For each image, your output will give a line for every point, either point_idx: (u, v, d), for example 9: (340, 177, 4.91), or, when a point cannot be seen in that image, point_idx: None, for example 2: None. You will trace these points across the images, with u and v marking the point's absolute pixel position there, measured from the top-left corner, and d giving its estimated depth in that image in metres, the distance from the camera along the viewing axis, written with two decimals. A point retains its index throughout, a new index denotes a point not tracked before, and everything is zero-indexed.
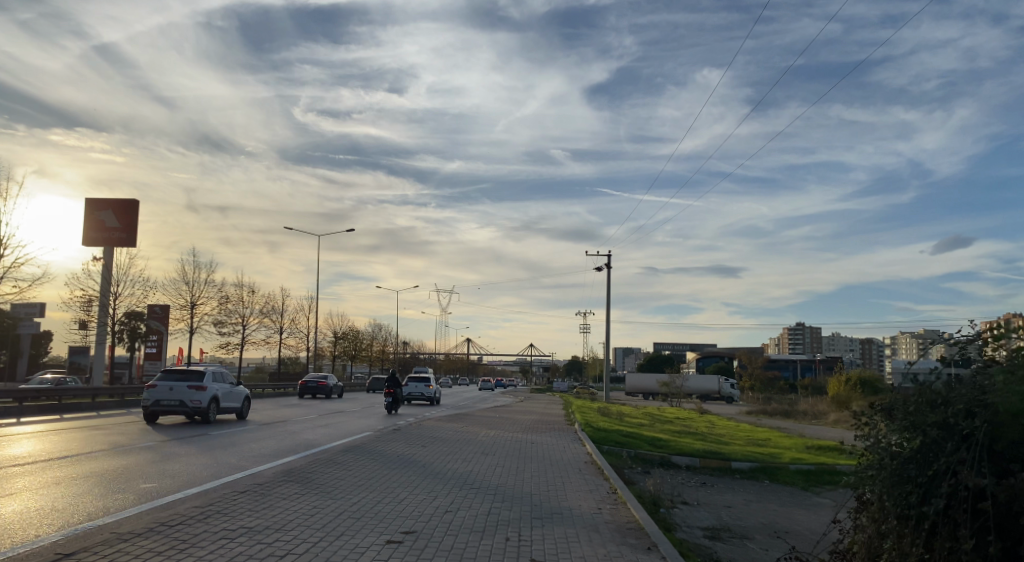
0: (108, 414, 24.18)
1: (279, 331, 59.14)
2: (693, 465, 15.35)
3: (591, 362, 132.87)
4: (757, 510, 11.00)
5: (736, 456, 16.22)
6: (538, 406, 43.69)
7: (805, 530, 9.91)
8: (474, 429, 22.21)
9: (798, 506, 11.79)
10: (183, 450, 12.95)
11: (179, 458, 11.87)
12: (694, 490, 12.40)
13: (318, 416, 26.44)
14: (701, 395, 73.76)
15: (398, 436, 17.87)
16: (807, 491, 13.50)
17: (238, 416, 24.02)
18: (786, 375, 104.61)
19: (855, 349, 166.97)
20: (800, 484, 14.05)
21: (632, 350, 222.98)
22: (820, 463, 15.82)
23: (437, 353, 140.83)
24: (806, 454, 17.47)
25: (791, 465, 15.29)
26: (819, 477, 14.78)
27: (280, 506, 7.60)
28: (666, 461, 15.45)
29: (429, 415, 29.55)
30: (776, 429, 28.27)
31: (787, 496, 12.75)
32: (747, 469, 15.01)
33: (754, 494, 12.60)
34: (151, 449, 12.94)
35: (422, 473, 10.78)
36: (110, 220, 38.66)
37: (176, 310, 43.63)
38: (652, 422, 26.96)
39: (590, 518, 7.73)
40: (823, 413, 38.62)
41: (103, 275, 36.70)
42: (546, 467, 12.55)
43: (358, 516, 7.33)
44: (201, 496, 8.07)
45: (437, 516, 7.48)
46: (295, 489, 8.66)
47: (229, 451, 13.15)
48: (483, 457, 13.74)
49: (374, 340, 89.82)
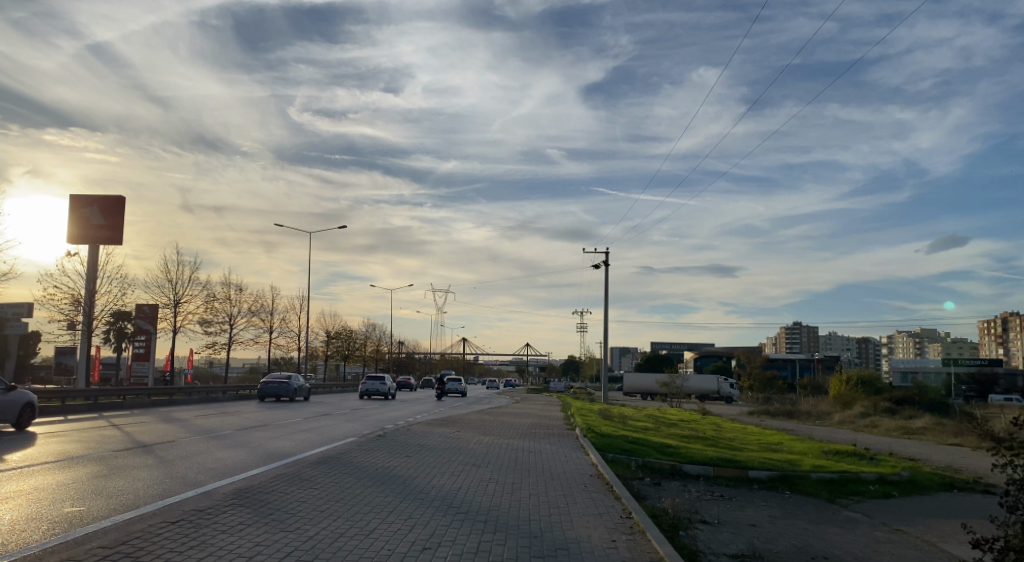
0: (83, 419, 23.89)
1: (267, 331, 58.68)
2: (706, 474, 15.12)
3: (588, 361, 132.59)
4: (785, 529, 10.82)
5: (752, 463, 15.96)
6: (534, 407, 43.42)
7: (841, 554, 9.66)
8: (465, 435, 21.86)
9: (829, 523, 11.54)
10: (138, 462, 12.64)
11: (128, 471, 11.54)
12: (712, 504, 12.17)
13: (302, 419, 26.18)
14: (699, 396, 73.40)
15: (383, 443, 17.68)
16: (831, 503, 13.29)
17: (218, 420, 23.80)
18: (785, 374, 104.51)
19: (851, 348, 167.27)
20: (826, 495, 13.89)
21: (627, 351, 222.68)
22: (844, 471, 15.63)
23: (433, 354, 140.67)
24: (828, 460, 17.26)
25: (813, 474, 15.09)
26: (844, 487, 14.62)
27: (221, 544, 7.24)
28: (676, 469, 15.24)
29: (417, 418, 29.18)
30: (782, 430, 27.75)
31: (813, 509, 12.54)
32: (766, 478, 14.83)
33: (778, 509, 12.35)
34: (103, 461, 12.62)
35: (403, 493, 10.44)
36: (96, 218, 38.23)
37: (164, 309, 43.42)
38: (658, 426, 26.47)
39: (601, 555, 7.47)
40: (827, 415, 38.39)
41: (88, 273, 36.38)
42: (546, 482, 12.29)
43: (310, 558, 7.01)
44: (125, 529, 7.69)
45: (413, 556, 7.19)
46: (246, 518, 8.30)
47: (190, 462, 12.87)
48: (473, 471, 13.43)
49: (368, 339, 89.77)
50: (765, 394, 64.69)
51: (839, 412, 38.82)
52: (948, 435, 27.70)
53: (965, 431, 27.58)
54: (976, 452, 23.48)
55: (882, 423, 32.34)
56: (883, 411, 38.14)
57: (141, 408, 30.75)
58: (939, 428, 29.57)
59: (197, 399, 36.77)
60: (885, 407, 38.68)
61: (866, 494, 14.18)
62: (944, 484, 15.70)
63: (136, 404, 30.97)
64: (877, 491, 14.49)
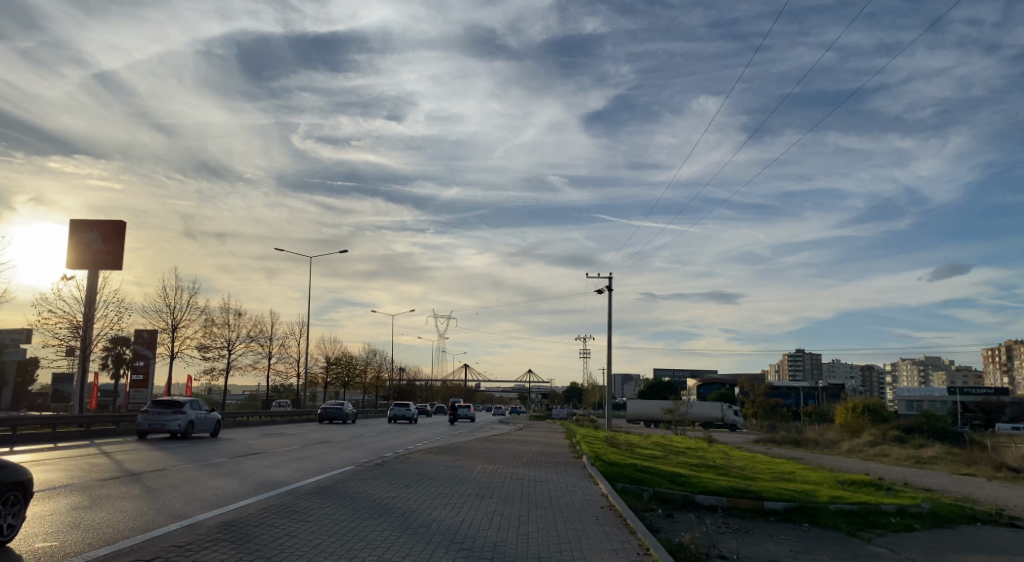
0: (74, 446, 23.62)
1: (266, 356, 58.45)
2: (721, 505, 14.85)
3: (590, 389, 131.93)
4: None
5: (768, 494, 15.66)
6: (537, 435, 43.02)
7: None
8: (468, 463, 21.57)
9: (853, 558, 11.23)
10: (122, 492, 12.44)
11: (108, 502, 11.29)
12: (732, 539, 11.87)
13: (299, 446, 25.93)
14: (704, 424, 72.77)
15: (381, 471, 17.44)
16: (853, 536, 12.99)
17: (211, 447, 23.60)
18: (789, 402, 103.69)
19: (854, 376, 166.45)
20: (847, 528, 13.59)
21: (629, 378, 221.56)
22: (863, 502, 15.34)
23: (433, 381, 140.02)
24: (845, 491, 16.96)
25: (832, 505, 14.83)
26: (866, 519, 14.34)
27: None
28: (689, 500, 14.96)
29: (417, 446, 28.85)
30: (792, 459, 27.40)
31: (836, 544, 12.23)
32: (783, 510, 14.55)
33: (799, 543, 12.06)
34: (86, 491, 12.41)
35: (402, 527, 10.15)
36: (97, 243, 38.33)
37: (163, 335, 43.29)
38: (666, 454, 26.16)
39: None
40: (835, 444, 37.99)
41: (87, 297, 36.30)
42: (555, 514, 12.04)
43: None
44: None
45: None
46: (228, 552, 8.01)
47: (178, 492, 12.66)
48: (476, 503, 13.17)
49: (368, 366, 89.41)
50: (770, 422, 64.21)
51: (848, 440, 38.43)
52: (960, 465, 27.36)
53: (978, 460, 27.24)
54: (991, 483, 23.14)
55: (893, 452, 31.97)
56: (892, 439, 37.76)
57: (136, 435, 30.48)
58: (950, 457, 29.25)
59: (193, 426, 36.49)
60: (893, 435, 38.34)
61: (889, 527, 13.89)
62: (968, 516, 15.40)
63: (130, 431, 30.70)
64: (900, 523, 14.21)
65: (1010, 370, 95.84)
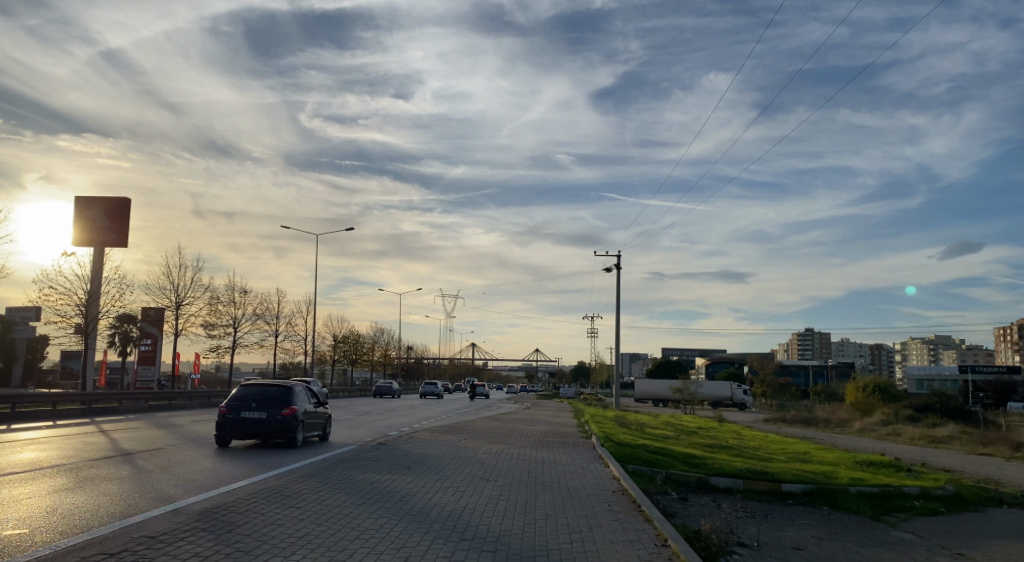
0: (76, 424, 23.81)
1: (273, 334, 58.74)
2: (736, 487, 14.76)
3: (598, 368, 132.25)
4: (831, 552, 10.35)
5: (785, 476, 15.57)
6: (543, 414, 43.08)
7: None
8: (473, 444, 21.56)
9: (875, 544, 11.12)
10: (111, 474, 12.44)
11: (94, 484, 11.28)
12: (751, 525, 11.77)
13: None
14: (713, 402, 72.82)
15: (386, 452, 17.40)
16: (875, 521, 12.86)
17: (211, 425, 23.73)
18: (798, 381, 103.71)
19: (864, 355, 166.30)
20: (869, 512, 13.48)
21: (637, 358, 221.86)
22: (884, 484, 15.23)
23: (442, 360, 140.84)
24: (863, 473, 16.82)
25: (852, 488, 14.74)
26: (887, 502, 14.25)
27: None
28: (703, 483, 14.89)
29: (423, 425, 28.86)
30: (805, 439, 27.24)
31: (855, 529, 12.08)
32: (800, 493, 14.47)
33: (820, 528, 11.93)
34: (74, 472, 12.41)
35: (399, 516, 10.02)
36: (100, 220, 38.36)
37: (170, 313, 43.54)
38: (677, 434, 26.03)
39: None
40: (846, 423, 37.85)
41: (92, 275, 36.44)
42: (565, 501, 11.95)
43: None
44: (61, 556, 7.18)
45: None
46: (206, 545, 7.81)
47: (171, 474, 12.68)
48: (481, 487, 13.10)
49: (376, 344, 89.89)
50: (779, 401, 64.17)
51: (860, 419, 38.27)
52: (975, 445, 27.18)
53: (994, 440, 27.03)
54: (1008, 463, 22.98)
55: (906, 432, 31.83)
56: (904, 419, 37.59)
57: (139, 413, 30.63)
58: (965, 437, 29.02)
59: (198, 405, 36.82)
60: (906, 415, 38.15)
61: (912, 511, 13.78)
62: (991, 499, 15.27)
63: (134, 408, 30.96)
64: (924, 506, 14.10)
65: (1021, 348, 95.76)
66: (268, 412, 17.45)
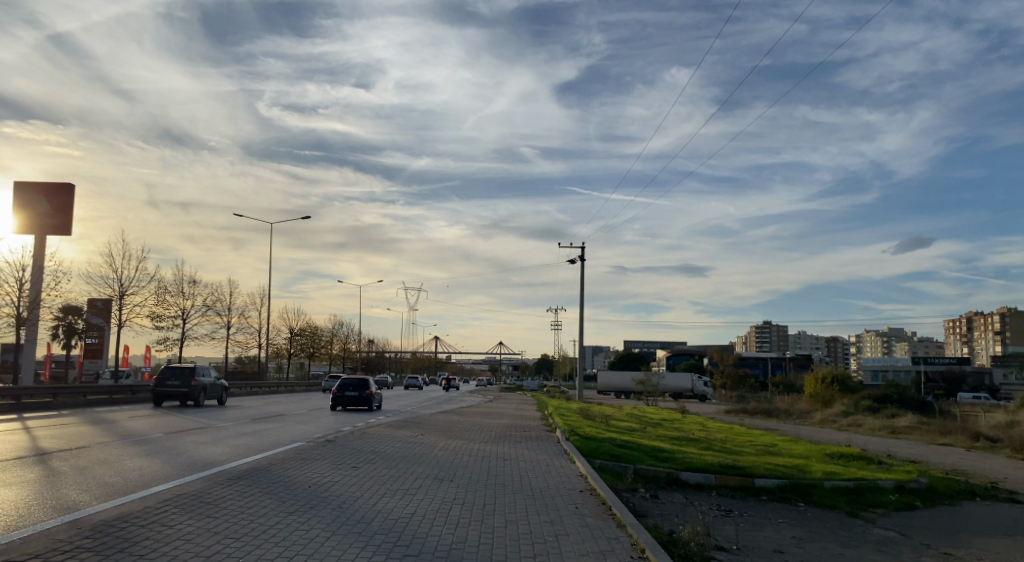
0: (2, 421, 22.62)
1: (223, 326, 57.24)
2: (708, 483, 14.83)
3: (562, 361, 132.37)
4: (813, 554, 10.33)
5: (759, 470, 15.68)
6: (505, 407, 42.88)
7: None
8: (429, 439, 21.32)
9: (856, 542, 11.20)
10: (16, 477, 11.77)
11: None
12: (730, 524, 11.82)
13: (252, 420, 25.34)
14: (674, 394, 73.67)
15: (341, 450, 17.03)
16: (855, 517, 12.99)
17: (151, 422, 22.80)
18: (757, 372, 105.55)
19: (820, 347, 170.41)
20: (846, 507, 13.63)
21: (600, 350, 223.25)
22: (860, 478, 15.46)
23: (403, 353, 139.28)
24: (832, 465, 17.05)
25: (828, 482, 14.93)
26: (862, 496, 14.49)
27: None
28: (674, 478, 14.94)
29: (381, 419, 28.31)
30: (769, 431, 27.56)
31: (838, 526, 12.24)
32: (775, 488, 14.58)
33: (801, 528, 11.98)
34: None
35: (333, 526, 9.62)
36: (43, 207, 36.92)
37: (116, 304, 42.22)
38: (642, 426, 26.11)
39: None
40: (807, 414, 38.62)
41: (33, 263, 35.19)
42: (530, 504, 11.73)
43: None
44: None
45: None
46: None
47: (85, 476, 12.09)
48: (434, 489, 12.82)
49: (335, 337, 88.46)
50: (739, 393, 65.24)
51: (820, 411, 39.01)
52: (935, 435, 27.88)
53: (953, 429, 27.79)
54: (969, 453, 23.56)
55: (867, 422, 32.56)
56: (864, 410, 38.41)
57: (75, 409, 29.55)
58: (925, 427, 29.81)
59: (143, 400, 35.69)
60: (865, 405, 38.98)
61: (887, 506, 13.95)
62: (965, 492, 15.66)
63: (68, 403, 29.86)
64: (901, 501, 14.31)
65: (970, 340, 99.39)
66: (358, 390, 31.58)
